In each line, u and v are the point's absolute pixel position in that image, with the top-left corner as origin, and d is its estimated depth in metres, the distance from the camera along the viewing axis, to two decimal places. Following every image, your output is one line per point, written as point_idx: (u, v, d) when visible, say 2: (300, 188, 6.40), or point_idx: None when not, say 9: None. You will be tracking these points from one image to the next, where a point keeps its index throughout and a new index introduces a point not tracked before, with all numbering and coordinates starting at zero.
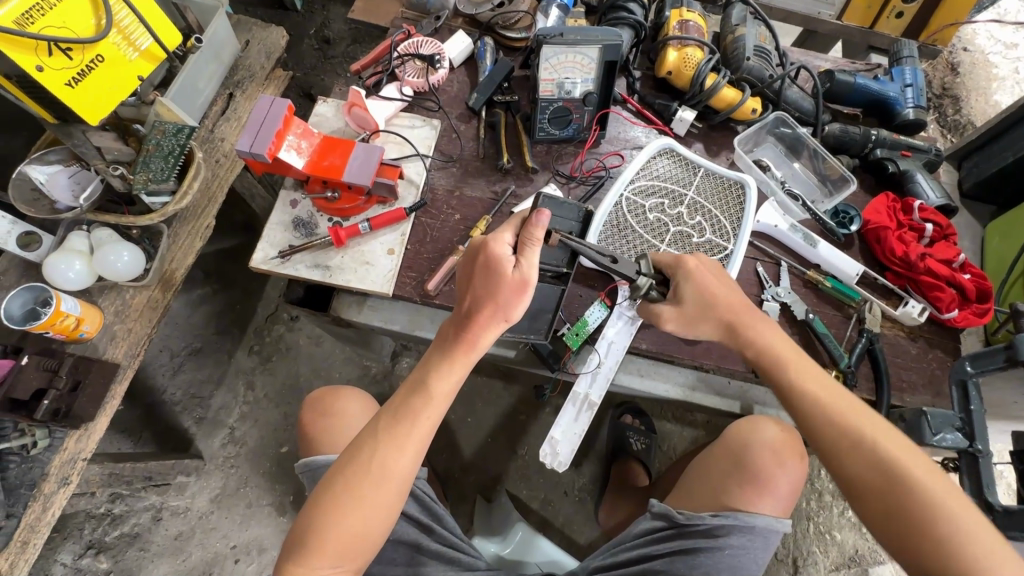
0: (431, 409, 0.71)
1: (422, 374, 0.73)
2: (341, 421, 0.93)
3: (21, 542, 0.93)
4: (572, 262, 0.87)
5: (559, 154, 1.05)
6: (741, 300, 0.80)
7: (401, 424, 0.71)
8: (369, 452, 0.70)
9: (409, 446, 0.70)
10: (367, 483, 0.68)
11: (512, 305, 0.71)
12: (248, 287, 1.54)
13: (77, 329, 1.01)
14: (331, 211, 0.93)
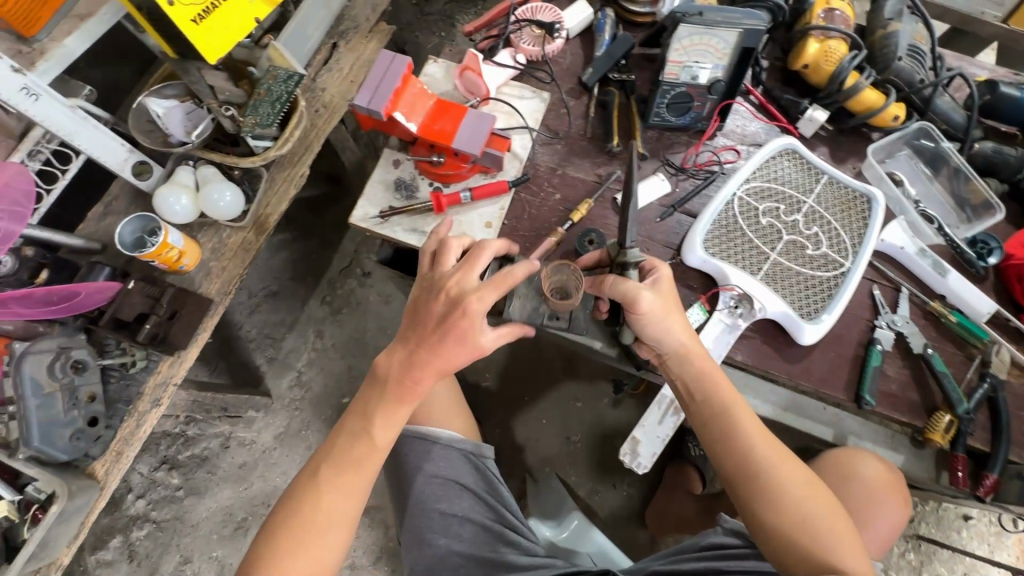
0: (373, 458, 0.72)
1: (366, 400, 0.74)
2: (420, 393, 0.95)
3: (115, 453, 1.00)
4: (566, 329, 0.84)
5: (670, 142, 0.99)
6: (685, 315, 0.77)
7: (357, 443, 0.72)
8: (314, 501, 0.70)
9: (355, 488, 0.71)
10: (306, 539, 0.69)
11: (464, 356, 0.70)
12: (326, 237, 1.57)
13: (178, 262, 1.06)
14: (433, 175, 0.92)
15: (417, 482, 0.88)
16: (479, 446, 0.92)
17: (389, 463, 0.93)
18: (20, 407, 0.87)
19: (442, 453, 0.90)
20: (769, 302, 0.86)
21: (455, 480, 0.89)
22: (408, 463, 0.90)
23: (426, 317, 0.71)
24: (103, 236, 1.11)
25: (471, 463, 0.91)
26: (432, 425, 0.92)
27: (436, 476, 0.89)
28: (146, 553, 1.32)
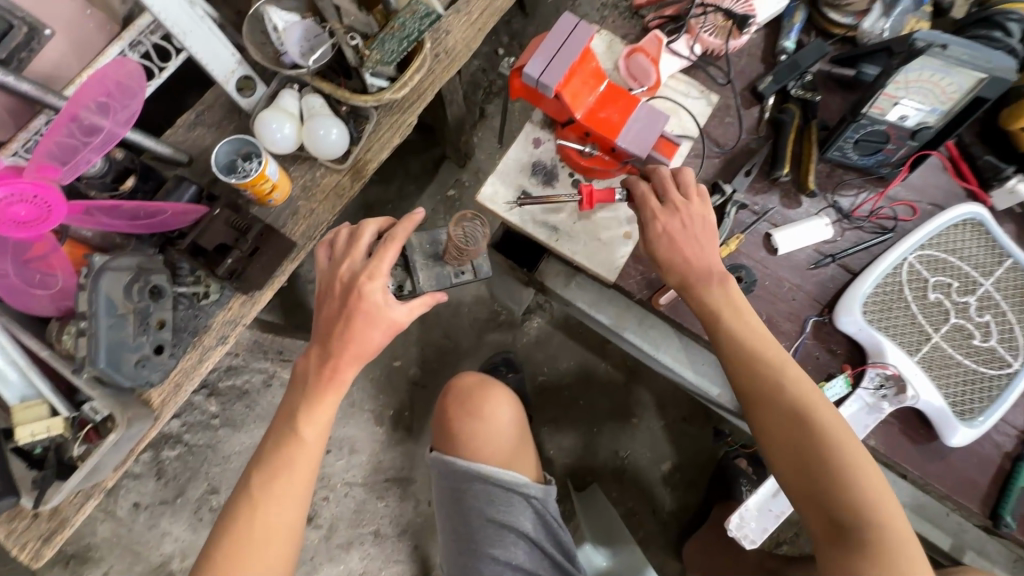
0: (308, 451, 0.71)
1: (292, 406, 0.72)
2: (487, 427, 0.90)
3: (175, 384, 0.95)
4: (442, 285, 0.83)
5: (840, 181, 0.87)
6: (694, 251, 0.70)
7: (282, 449, 0.70)
8: (246, 516, 0.68)
9: (295, 491, 0.70)
10: (250, 553, 0.66)
11: (376, 335, 0.71)
12: (404, 189, 1.46)
13: (269, 195, 0.97)
14: (577, 166, 0.82)
15: (475, 523, 0.86)
16: (542, 490, 0.88)
17: (447, 493, 0.90)
18: (90, 325, 0.80)
19: (505, 498, 0.86)
20: (924, 391, 0.76)
21: (517, 530, 0.85)
22: (470, 503, 0.87)
23: (329, 302, 0.73)
24: (190, 147, 1.01)
25: (532, 507, 0.87)
26: (497, 465, 0.88)
27: (496, 520, 0.86)
28: (174, 474, 1.29)
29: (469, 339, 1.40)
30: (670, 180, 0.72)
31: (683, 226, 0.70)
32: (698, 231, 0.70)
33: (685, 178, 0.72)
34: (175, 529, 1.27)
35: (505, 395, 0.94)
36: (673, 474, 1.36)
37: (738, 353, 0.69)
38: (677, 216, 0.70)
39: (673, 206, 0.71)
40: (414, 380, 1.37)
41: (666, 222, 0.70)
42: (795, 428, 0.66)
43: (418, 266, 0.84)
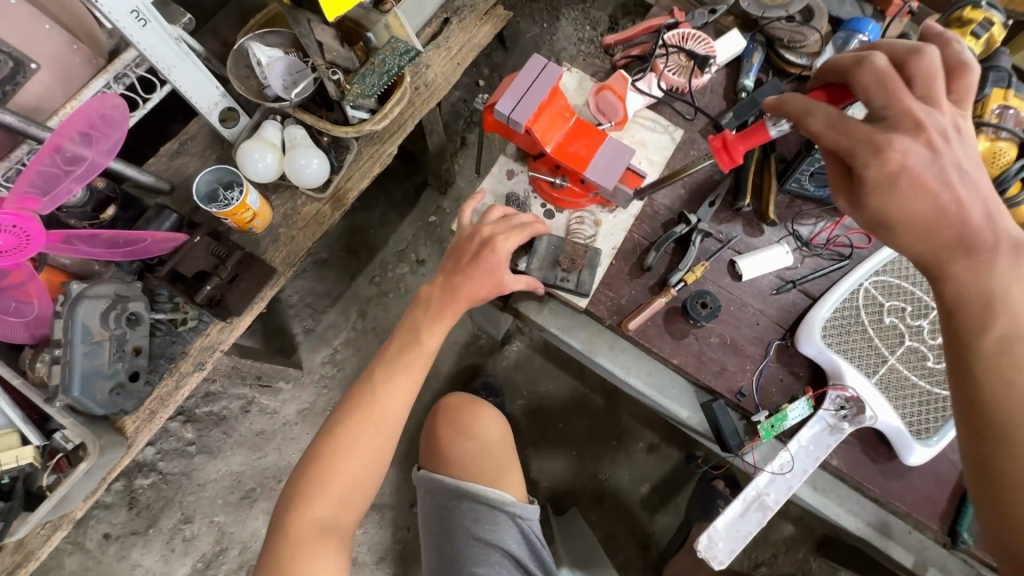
0: (420, 356, 0.78)
1: (417, 319, 0.79)
2: (477, 444, 0.89)
3: (149, 411, 0.94)
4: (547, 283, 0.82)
5: (799, 211, 0.91)
6: (930, 189, 0.56)
7: (398, 355, 0.78)
8: (360, 414, 0.74)
9: (403, 391, 0.77)
10: (367, 438, 0.74)
11: (483, 285, 0.77)
12: (386, 214, 1.49)
13: (249, 223, 0.98)
14: (548, 196, 0.86)
15: (459, 542, 0.81)
16: (529, 509, 0.84)
17: (433, 514, 0.86)
18: (66, 352, 0.81)
19: (491, 516, 0.81)
20: (881, 412, 0.79)
21: (502, 549, 0.81)
22: (456, 522, 0.82)
23: (463, 252, 0.79)
24: (172, 176, 1.03)
25: (517, 526, 0.83)
26: (486, 484, 0.83)
27: (482, 540, 0.81)
28: (147, 504, 1.26)
29: (450, 363, 1.41)
30: (929, 72, 0.59)
31: (940, 164, 0.56)
32: (968, 159, 0.58)
33: (964, 81, 0.62)
34: (146, 561, 1.24)
35: (494, 416, 0.94)
36: (651, 497, 1.37)
37: (997, 351, 0.54)
38: (953, 140, 0.57)
39: (955, 139, 0.58)
40: None
41: (925, 171, 0.55)
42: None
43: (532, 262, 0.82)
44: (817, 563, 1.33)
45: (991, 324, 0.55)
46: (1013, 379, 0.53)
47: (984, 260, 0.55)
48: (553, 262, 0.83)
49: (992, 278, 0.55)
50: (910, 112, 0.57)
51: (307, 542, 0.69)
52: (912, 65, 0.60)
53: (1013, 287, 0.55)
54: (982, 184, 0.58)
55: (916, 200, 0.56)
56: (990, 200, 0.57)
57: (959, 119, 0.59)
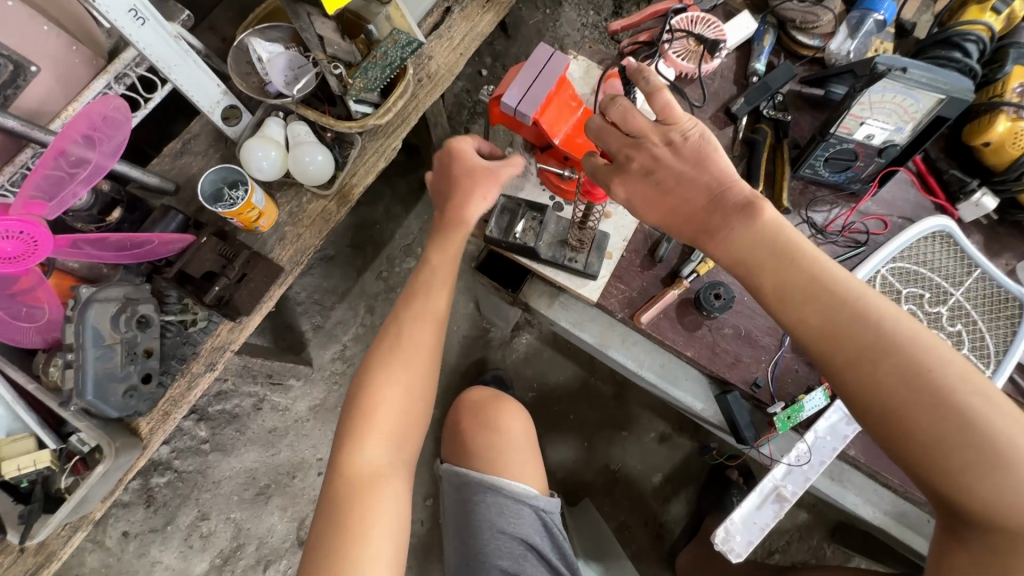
0: (442, 278, 0.76)
1: (426, 251, 0.77)
2: (500, 438, 0.88)
3: (163, 413, 0.94)
4: (543, 257, 0.81)
5: (813, 197, 0.90)
6: (657, 199, 0.64)
7: (422, 286, 0.75)
8: (394, 348, 0.73)
9: (428, 319, 0.75)
10: (405, 378, 0.72)
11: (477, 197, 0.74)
12: (392, 209, 1.48)
13: (255, 222, 0.98)
14: (557, 188, 0.84)
15: (483, 535, 0.79)
16: (551, 502, 0.84)
17: (455, 506, 0.85)
18: (79, 356, 0.81)
19: (516, 510, 0.80)
20: None
21: (524, 541, 0.79)
22: (478, 516, 0.81)
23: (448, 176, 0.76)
24: (177, 176, 1.02)
25: (539, 520, 0.82)
26: (510, 477, 0.83)
27: (507, 533, 0.79)
28: (164, 501, 1.28)
29: (460, 357, 1.41)
30: (628, 112, 0.66)
31: (653, 180, 0.64)
32: (688, 158, 0.63)
33: (664, 100, 0.64)
34: (165, 558, 1.25)
35: (518, 412, 0.94)
36: (664, 486, 1.37)
37: (777, 294, 0.59)
38: (664, 153, 0.64)
39: (668, 151, 0.64)
40: None
41: (646, 189, 0.64)
42: (878, 382, 0.53)
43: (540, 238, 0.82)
44: (832, 550, 1.32)
45: (760, 283, 0.60)
46: (807, 319, 0.57)
47: (724, 235, 0.62)
48: (561, 244, 0.82)
49: (738, 245, 0.61)
50: (622, 151, 0.66)
51: (360, 482, 0.67)
52: (616, 114, 0.66)
53: (759, 243, 0.60)
54: (709, 169, 0.63)
55: (660, 211, 0.65)
56: (718, 181, 0.62)
57: (671, 132, 0.64)
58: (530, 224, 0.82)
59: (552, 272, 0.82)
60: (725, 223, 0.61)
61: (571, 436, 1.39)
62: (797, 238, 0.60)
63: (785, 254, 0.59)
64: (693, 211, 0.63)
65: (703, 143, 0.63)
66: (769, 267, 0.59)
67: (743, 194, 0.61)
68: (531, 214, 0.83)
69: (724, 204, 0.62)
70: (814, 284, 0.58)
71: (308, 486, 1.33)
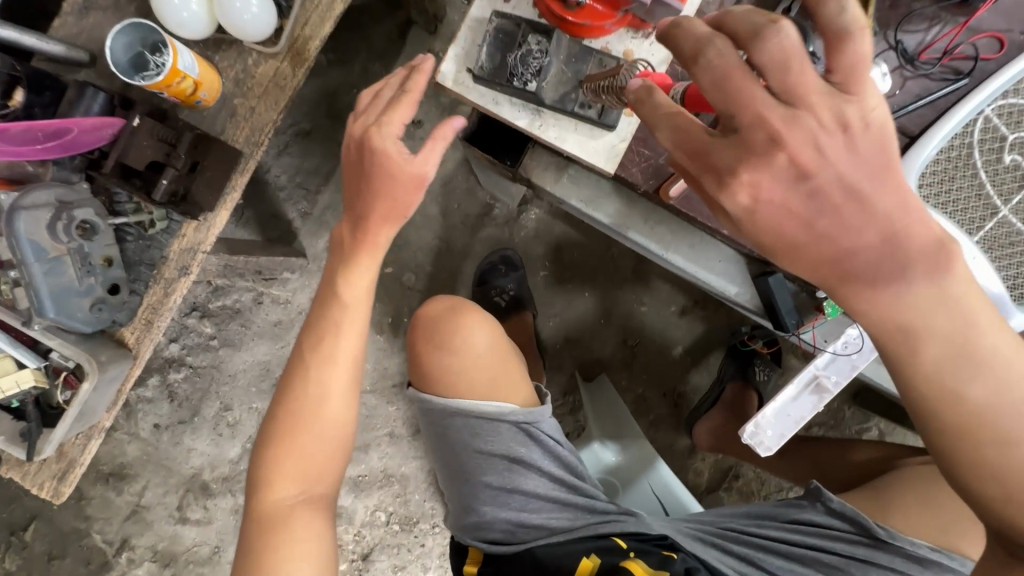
0: (350, 318, 0.68)
1: (332, 280, 0.68)
2: (462, 359, 0.78)
3: (146, 322, 0.87)
4: (549, 103, 0.63)
5: (908, 13, 0.67)
6: (793, 211, 0.40)
7: (328, 317, 0.68)
8: (303, 386, 0.68)
9: (340, 358, 0.68)
10: (312, 425, 0.67)
11: (407, 199, 0.62)
12: (369, 68, 1.25)
13: (194, 96, 0.80)
14: (563, 24, 0.62)
15: (463, 456, 0.77)
16: (533, 412, 0.77)
17: (431, 434, 0.81)
18: (24, 273, 0.74)
19: (492, 428, 0.76)
20: None
21: (508, 456, 0.76)
22: (455, 440, 0.78)
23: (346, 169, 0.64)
24: (89, 42, 0.82)
25: (522, 430, 0.77)
26: (479, 399, 0.77)
27: (487, 451, 0.76)
28: (186, 396, 1.30)
29: (464, 238, 1.29)
30: (785, 58, 0.38)
31: (803, 185, 0.40)
32: (863, 164, 0.39)
33: (857, 55, 0.37)
34: (198, 445, 1.30)
35: (481, 317, 0.81)
36: (683, 359, 1.32)
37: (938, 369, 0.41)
38: (830, 145, 0.39)
39: (840, 140, 0.39)
40: (409, 286, 1.29)
41: (788, 199, 0.40)
42: (1021, 499, 0.42)
43: (545, 78, 0.62)
44: (852, 411, 1.31)
45: (924, 355, 0.41)
46: (972, 402, 0.42)
47: (895, 287, 0.40)
48: (571, 85, 0.63)
49: (908, 302, 0.40)
50: (761, 120, 0.39)
51: (267, 529, 0.65)
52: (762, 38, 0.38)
53: (938, 303, 0.40)
54: (891, 184, 0.40)
55: (801, 238, 0.41)
56: (902, 209, 0.40)
57: (847, 109, 0.39)
58: (534, 60, 0.62)
59: (562, 132, 0.65)
60: (889, 265, 0.40)
61: (589, 314, 1.31)
62: (981, 299, 0.41)
63: (961, 319, 0.41)
64: (847, 239, 0.40)
65: (888, 140, 0.39)
66: (941, 334, 0.41)
67: (930, 232, 0.40)
68: (536, 39, 0.62)
69: (904, 247, 0.40)
70: (992, 363, 0.41)
71: None
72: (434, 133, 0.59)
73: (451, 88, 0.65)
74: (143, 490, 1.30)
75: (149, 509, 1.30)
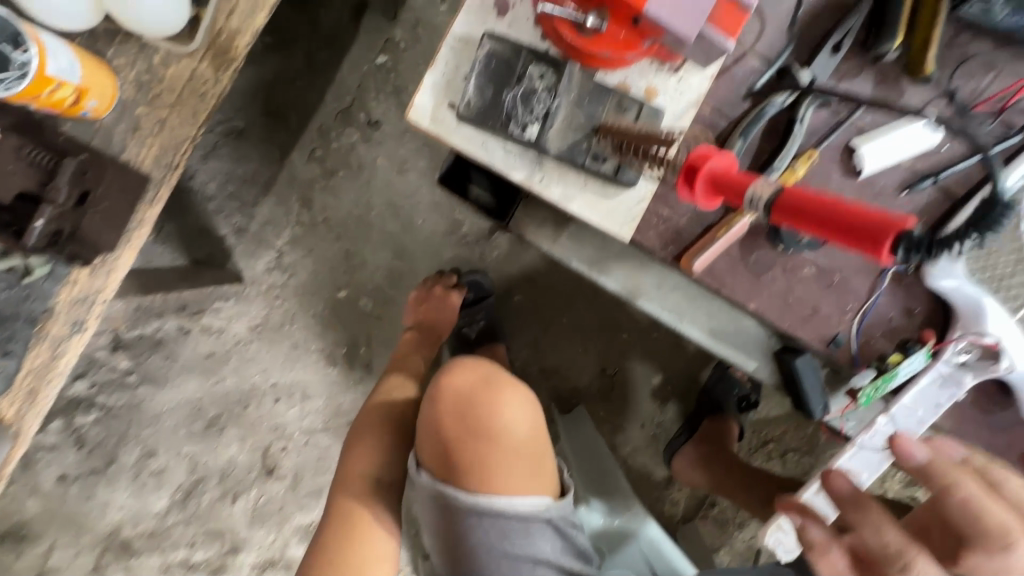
0: (377, 433, 0.83)
1: (374, 410, 0.86)
2: (494, 447, 0.70)
3: (29, 390, 0.69)
4: (554, 152, 0.50)
5: (962, 54, 0.57)
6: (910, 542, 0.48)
7: (365, 433, 0.83)
8: (343, 508, 0.78)
9: (370, 474, 0.79)
10: (356, 533, 0.76)
11: (463, 377, 0.75)
12: (315, 57, 1.06)
13: (78, 106, 0.61)
14: (580, 54, 0.49)
15: (483, 558, 0.68)
16: (563, 507, 0.72)
17: (442, 529, 0.72)
18: None
19: (523, 527, 0.69)
20: (1021, 362, 0.58)
21: (532, 559, 0.69)
22: (474, 540, 0.69)
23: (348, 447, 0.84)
24: None
25: (551, 528, 0.71)
26: (512, 494, 0.69)
27: (513, 553, 0.68)
28: (98, 441, 1.10)
29: (430, 259, 1.14)
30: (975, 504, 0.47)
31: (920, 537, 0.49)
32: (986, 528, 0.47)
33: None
34: (116, 498, 1.12)
35: (515, 394, 0.74)
36: (663, 388, 1.24)
37: None
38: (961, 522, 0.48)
39: (963, 521, 0.48)
40: (366, 313, 1.14)
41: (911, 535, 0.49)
42: None
43: (551, 122, 0.49)
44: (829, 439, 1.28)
45: None
46: None
47: None
48: (580, 132, 0.50)
49: None
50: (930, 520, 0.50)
51: None
52: (965, 495, 0.48)
53: None
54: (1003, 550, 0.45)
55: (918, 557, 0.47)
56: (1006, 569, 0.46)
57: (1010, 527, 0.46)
58: (538, 101, 0.49)
59: (569, 189, 0.52)
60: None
61: (566, 341, 1.21)
62: None
63: None
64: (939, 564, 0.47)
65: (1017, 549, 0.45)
66: None
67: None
68: (539, 71, 0.49)
69: None
70: None
71: (264, 414, 1.14)
72: (468, 366, 0.76)
73: (429, 129, 0.52)
74: (50, 551, 1.11)
75: (57, 573, 1.11)
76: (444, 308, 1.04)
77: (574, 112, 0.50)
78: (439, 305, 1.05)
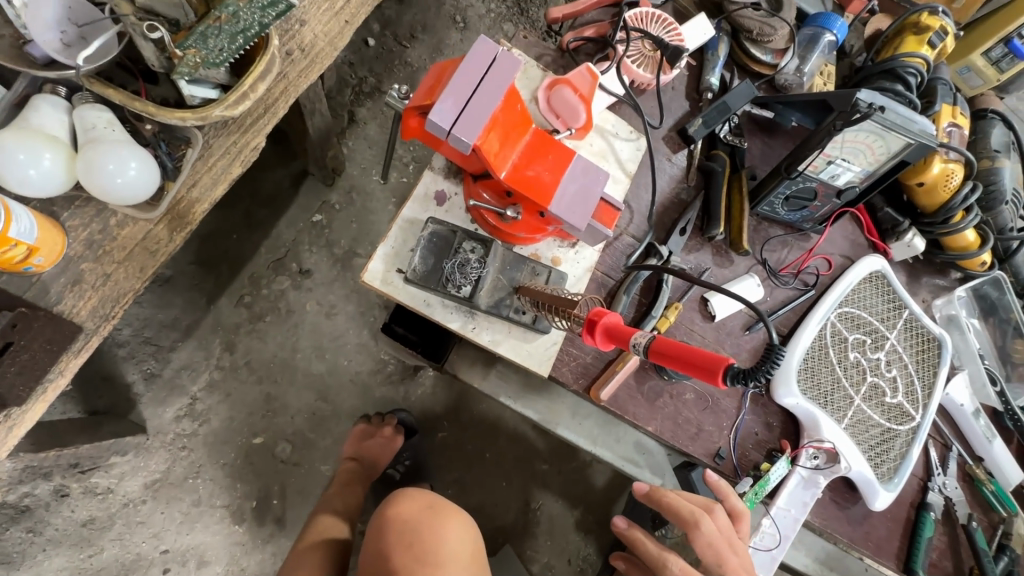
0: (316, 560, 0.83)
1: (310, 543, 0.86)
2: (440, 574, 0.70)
3: None
4: (485, 307, 0.62)
5: (767, 236, 0.81)
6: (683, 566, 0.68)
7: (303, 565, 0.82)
8: None
9: None
10: None
11: (412, 506, 0.76)
12: (254, 214, 1.15)
13: (23, 261, 0.63)
14: (500, 233, 0.64)
15: None
16: None
17: None
18: None
19: None
20: (855, 462, 0.74)
21: None
22: None
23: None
24: None
25: None
26: None
27: None
28: None
29: (354, 400, 1.16)
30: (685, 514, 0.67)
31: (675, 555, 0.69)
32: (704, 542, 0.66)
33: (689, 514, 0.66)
34: None
35: (460, 521, 0.76)
36: (585, 518, 1.27)
37: None
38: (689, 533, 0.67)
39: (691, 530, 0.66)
40: (282, 460, 1.10)
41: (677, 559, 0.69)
42: None
43: (481, 282, 0.62)
44: None
45: None
46: None
47: None
48: (505, 291, 0.63)
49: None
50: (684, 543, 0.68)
51: None
52: (674, 509, 0.68)
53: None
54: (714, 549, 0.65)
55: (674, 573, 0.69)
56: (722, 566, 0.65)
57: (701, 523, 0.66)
58: (471, 269, 0.61)
59: (498, 335, 0.64)
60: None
61: (490, 476, 1.23)
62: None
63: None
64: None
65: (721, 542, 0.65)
66: None
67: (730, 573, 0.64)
68: (471, 246, 0.62)
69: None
70: None
71: None
72: (418, 497, 0.78)
73: (380, 289, 0.63)
74: None
75: None
76: (386, 449, 1.04)
77: (499, 276, 0.63)
78: (383, 445, 1.05)
